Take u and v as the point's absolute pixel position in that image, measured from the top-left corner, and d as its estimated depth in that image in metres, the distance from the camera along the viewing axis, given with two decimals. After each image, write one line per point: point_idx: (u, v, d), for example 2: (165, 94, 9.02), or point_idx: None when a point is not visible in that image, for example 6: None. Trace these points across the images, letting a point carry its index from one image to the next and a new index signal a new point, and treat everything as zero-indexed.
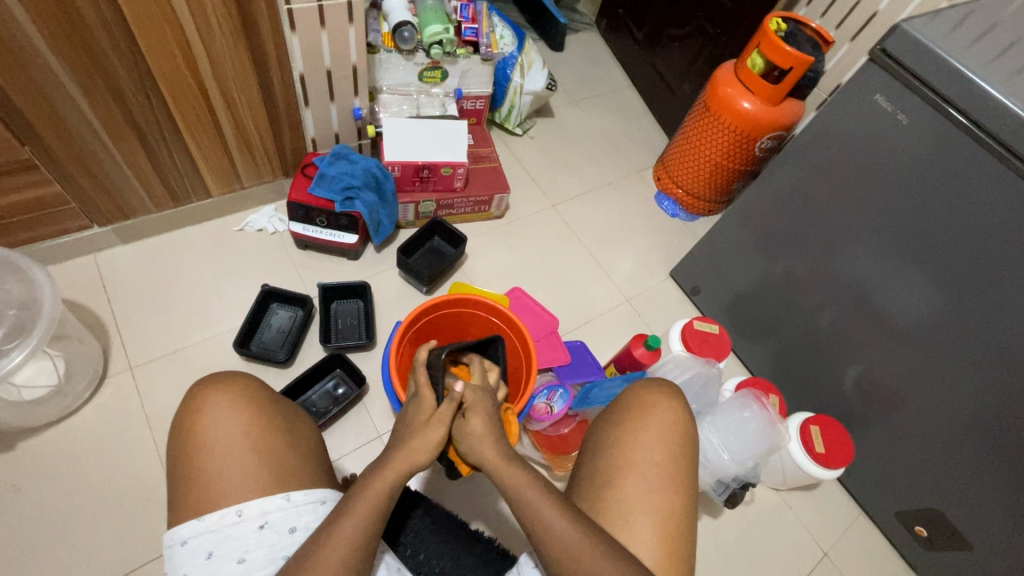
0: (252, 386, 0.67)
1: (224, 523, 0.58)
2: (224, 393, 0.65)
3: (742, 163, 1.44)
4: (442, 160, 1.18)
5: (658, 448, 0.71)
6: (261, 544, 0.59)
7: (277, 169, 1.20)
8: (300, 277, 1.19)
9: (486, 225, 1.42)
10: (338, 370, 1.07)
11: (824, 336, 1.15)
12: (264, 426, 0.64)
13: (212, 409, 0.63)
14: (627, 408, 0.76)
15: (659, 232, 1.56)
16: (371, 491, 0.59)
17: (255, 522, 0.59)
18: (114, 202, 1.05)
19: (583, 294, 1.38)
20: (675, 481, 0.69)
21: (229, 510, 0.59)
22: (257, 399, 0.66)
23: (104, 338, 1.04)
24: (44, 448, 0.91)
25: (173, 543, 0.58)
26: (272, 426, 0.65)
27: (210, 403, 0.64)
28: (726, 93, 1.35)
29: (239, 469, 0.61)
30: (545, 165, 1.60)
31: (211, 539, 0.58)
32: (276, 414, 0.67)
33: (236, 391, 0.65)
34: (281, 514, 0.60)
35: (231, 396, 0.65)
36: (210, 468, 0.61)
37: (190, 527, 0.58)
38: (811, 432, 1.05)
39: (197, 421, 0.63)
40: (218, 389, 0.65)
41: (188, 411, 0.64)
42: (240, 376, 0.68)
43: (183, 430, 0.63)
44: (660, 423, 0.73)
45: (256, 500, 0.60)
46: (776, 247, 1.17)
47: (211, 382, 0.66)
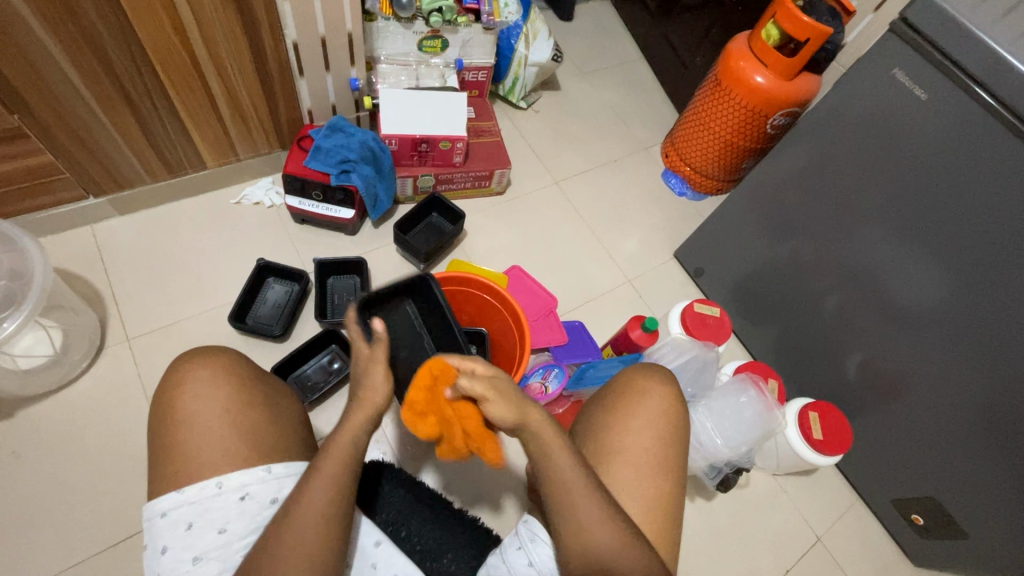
0: (235, 360, 0.67)
1: (203, 495, 0.59)
2: (206, 366, 0.65)
3: (753, 141, 1.39)
4: (440, 134, 1.15)
5: (647, 434, 0.70)
6: (242, 515, 0.60)
7: (274, 141, 1.19)
8: (297, 251, 1.18)
9: (487, 201, 1.40)
10: (333, 345, 1.07)
11: (830, 320, 1.13)
12: (246, 401, 0.64)
13: (194, 382, 0.63)
14: (619, 392, 0.74)
15: (665, 211, 1.52)
16: (337, 447, 0.58)
17: (235, 493, 0.60)
18: (108, 173, 1.04)
19: (584, 274, 1.36)
20: (664, 468, 0.69)
21: (209, 482, 0.59)
22: (240, 374, 0.66)
23: (102, 309, 1.04)
24: (45, 416, 0.93)
25: (153, 515, 0.58)
26: (253, 402, 0.65)
27: (191, 377, 0.64)
28: (739, 67, 1.29)
29: (221, 443, 0.61)
30: (549, 140, 1.56)
31: (191, 511, 0.58)
32: (259, 389, 0.67)
33: (218, 365, 0.65)
34: (262, 486, 0.61)
35: (212, 370, 0.65)
36: (191, 442, 0.61)
37: (170, 499, 0.58)
38: (809, 417, 1.04)
39: (178, 393, 0.63)
40: (199, 363, 0.65)
41: (169, 386, 0.64)
42: (223, 350, 0.68)
43: (164, 404, 0.63)
44: (651, 408, 0.72)
45: (237, 471, 0.60)
46: (783, 228, 1.14)
47: (193, 356, 0.66)
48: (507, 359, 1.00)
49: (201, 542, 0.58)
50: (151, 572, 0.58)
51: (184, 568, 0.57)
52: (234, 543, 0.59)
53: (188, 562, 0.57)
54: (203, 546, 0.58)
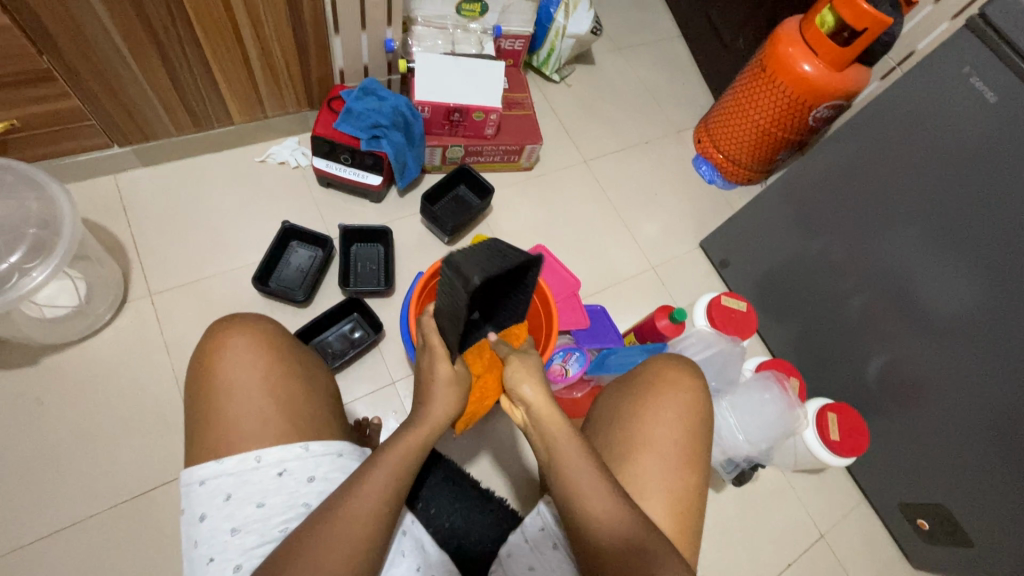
0: (272, 332, 0.68)
1: (243, 467, 0.60)
2: (243, 335, 0.66)
3: (792, 132, 1.35)
4: (474, 104, 1.11)
5: (676, 427, 0.72)
6: (280, 490, 0.60)
7: (303, 102, 1.15)
8: (322, 216, 1.16)
9: (515, 176, 1.36)
10: (355, 314, 1.07)
11: (856, 321, 1.12)
12: (280, 372, 0.65)
13: (232, 350, 0.64)
14: (645, 386, 0.76)
15: (693, 198, 1.49)
16: (392, 460, 0.61)
17: (273, 468, 0.60)
18: (136, 124, 1.02)
19: (608, 257, 1.34)
20: (690, 461, 0.71)
21: (248, 455, 0.60)
22: (277, 346, 0.67)
23: (125, 261, 1.03)
24: (67, 366, 0.93)
25: (191, 481, 0.59)
26: (288, 374, 0.66)
27: (229, 345, 0.65)
28: (786, 53, 1.24)
29: (259, 415, 0.62)
30: (581, 117, 1.52)
31: (230, 482, 0.59)
32: (295, 364, 0.68)
33: (256, 335, 0.66)
34: (300, 463, 0.62)
35: (250, 340, 0.66)
36: (232, 410, 0.61)
37: (209, 468, 0.59)
38: (828, 418, 1.03)
39: (216, 360, 0.64)
40: (238, 333, 0.66)
41: (207, 351, 0.65)
42: (261, 320, 0.69)
43: (201, 371, 0.64)
44: (680, 402, 0.74)
45: (275, 447, 0.61)
46: (817, 225, 1.12)
47: (232, 324, 0.67)
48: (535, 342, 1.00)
49: (238, 514, 0.59)
50: (188, 538, 0.59)
51: (222, 538, 0.58)
52: (272, 518, 0.59)
53: (225, 533, 0.58)
54: (240, 518, 0.58)
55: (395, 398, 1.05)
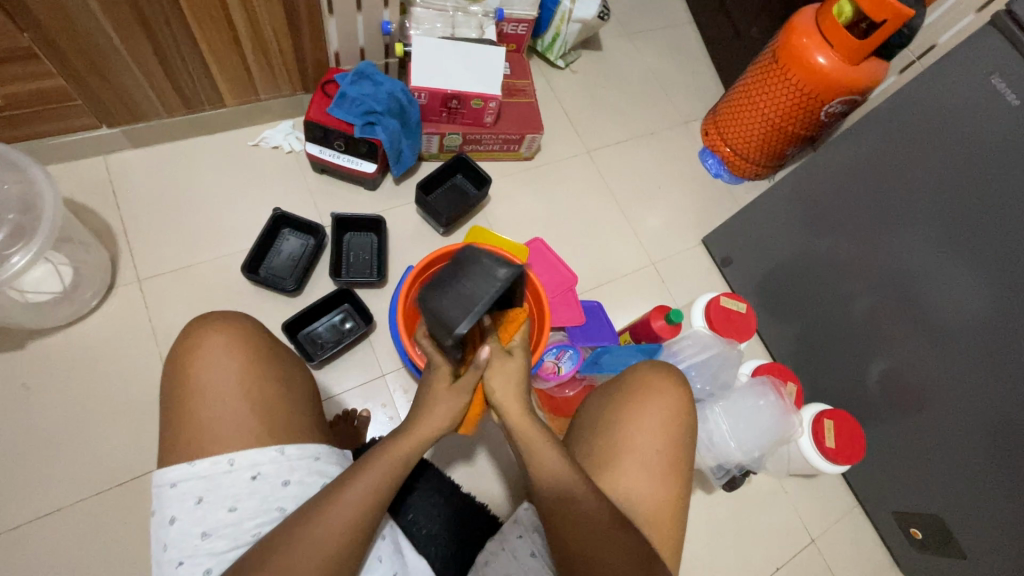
0: (249, 331, 0.68)
1: (215, 470, 0.60)
2: (220, 335, 0.66)
3: (802, 126, 1.31)
4: (473, 91, 1.08)
5: (660, 436, 0.71)
6: (253, 494, 0.60)
7: (298, 85, 1.12)
8: (315, 203, 1.14)
9: (515, 165, 1.33)
10: (345, 304, 1.05)
11: (858, 326, 1.09)
12: (257, 373, 0.65)
13: (206, 351, 0.64)
14: (629, 392, 0.75)
15: (697, 192, 1.45)
16: (367, 478, 0.59)
17: (247, 472, 0.60)
18: (124, 104, 0.99)
19: (607, 252, 1.31)
20: (674, 470, 0.70)
21: (221, 458, 0.60)
22: (255, 346, 0.67)
23: (113, 245, 1.01)
24: (53, 352, 0.92)
25: (163, 484, 0.59)
26: (266, 376, 0.66)
27: (205, 344, 0.65)
28: (800, 44, 1.19)
29: (233, 416, 0.62)
30: (585, 105, 1.47)
31: (202, 485, 0.59)
32: (273, 365, 0.68)
33: (234, 335, 0.66)
34: (274, 467, 0.62)
35: (226, 339, 0.65)
36: (206, 412, 0.62)
37: (180, 470, 0.59)
38: (825, 426, 1.02)
39: (191, 360, 0.64)
40: (214, 331, 0.66)
41: (183, 350, 0.65)
42: (239, 319, 0.69)
43: (177, 370, 0.64)
44: (664, 411, 0.72)
45: (249, 450, 0.61)
46: (822, 224, 1.09)
47: (209, 322, 0.67)
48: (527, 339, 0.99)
49: (210, 517, 0.59)
50: (158, 541, 0.59)
51: (193, 541, 0.58)
52: (244, 522, 0.59)
53: (196, 537, 0.58)
54: (212, 522, 0.59)
55: (384, 391, 1.04)
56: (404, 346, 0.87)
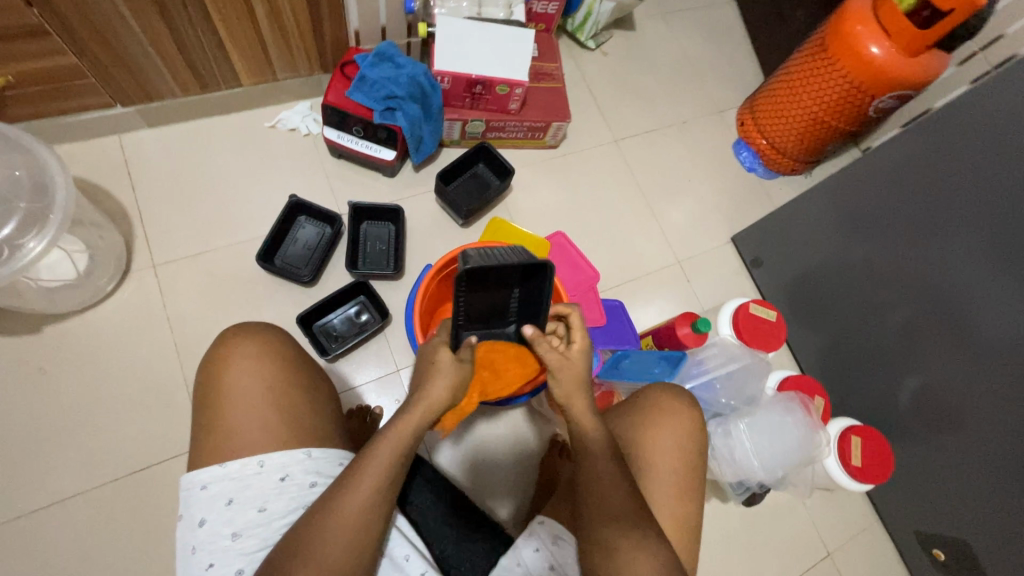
0: (280, 341, 0.68)
1: (245, 471, 0.59)
2: (252, 344, 0.65)
3: (847, 121, 1.23)
4: (499, 76, 1.02)
5: (675, 453, 0.70)
6: (282, 495, 0.60)
7: (316, 65, 1.07)
8: (332, 190, 1.11)
9: (539, 154, 1.27)
10: (361, 297, 1.03)
11: (891, 338, 1.04)
12: (287, 381, 0.65)
13: (240, 358, 0.64)
14: (645, 409, 0.74)
15: (728, 186, 1.39)
16: (374, 464, 0.59)
17: (276, 473, 0.60)
18: (138, 82, 0.95)
19: (632, 248, 1.26)
20: (686, 489, 0.69)
21: (251, 460, 0.59)
22: (285, 354, 0.67)
23: (128, 228, 0.99)
24: (69, 336, 0.91)
25: (192, 486, 0.59)
26: (295, 384, 0.65)
27: (237, 351, 0.64)
28: (854, 31, 1.10)
29: (258, 423, 0.61)
30: (615, 90, 1.40)
31: (232, 486, 0.58)
32: (302, 374, 0.67)
33: (265, 344, 0.66)
34: (302, 468, 0.61)
35: (258, 347, 0.65)
36: (228, 417, 0.61)
37: (211, 472, 0.59)
38: (850, 442, 0.98)
39: (223, 368, 0.63)
40: (247, 340, 0.66)
41: (216, 359, 0.64)
42: (269, 330, 0.69)
43: (210, 378, 0.63)
44: (679, 428, 0.72)
45: (279, 451, 0.60)
46: (863, 228, 1.04)
47: (242, 333, 0.67)
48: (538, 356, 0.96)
49: (240, 519, 0.58)
50: (185, 544, 0.58)
51: (223, 543, 0.57)
52: (274, 522, 0.58)
53: (226, 538, 0.57)
54: (242, 523, 0.58)
55: (398, 387, 1.02)
56: (418, 345, 0.86)
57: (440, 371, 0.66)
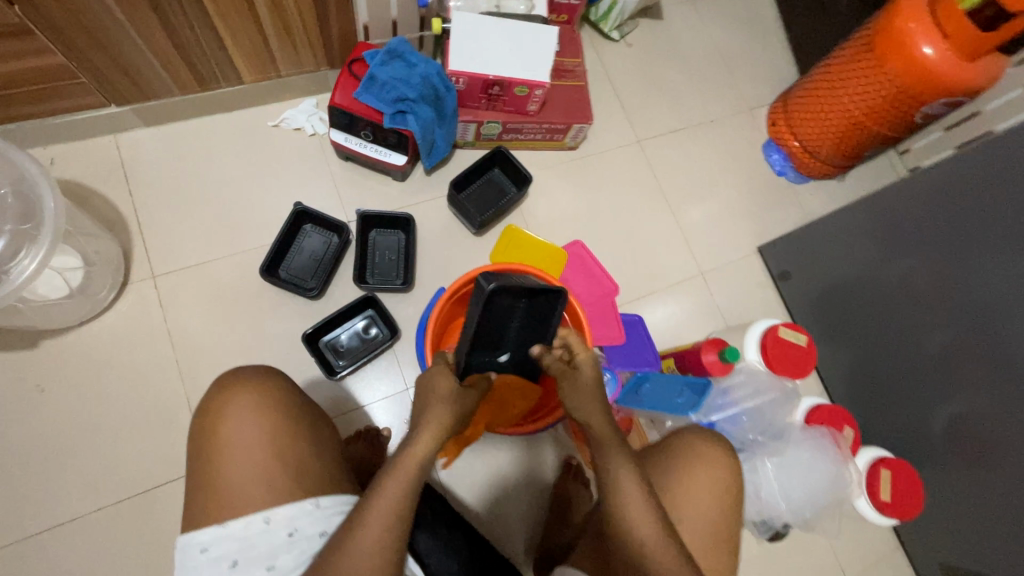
0: (273, 382, 0.66)
1: (250, 530, 0.58)
2: (246, 392, 0.63)
3: (890, 127, 1.14)
4: (518, 77, 0.94)
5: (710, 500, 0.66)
6: (290, 550, 0.58)
7: (322, 60, 1.00)
8: (339, 195, 1.05)
9: (557, 156, 1.20)
10: (369, 311, 0.99)
11: (924, 363, 0.99)
12: (286, 429, 0.63)
13: (235, 410, 0.62)
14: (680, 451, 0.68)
15: (756, 192, 1.31)
16: (385, 498, 0.57)
17: (283, 529, 0.58)
18: (131, 81, 0.89)
19: (653, 258, 1.20)
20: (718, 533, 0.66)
21: (255, 518, 0.58)
22: (281, 399, 0.65)
23: (125, 236, 0.95)
24: (66, 352, 0.88)
25: (195, 549, 0.57)
26: (295, 429, 0.63)
27: (234, 405, 0.62)
28: (905, 29, 1.01)
29: (261, 476, 0.60)
30: (639, 86, 1.31)
31: (237, 546, 0.57)
32: (300, 417, 0.65)
33: (260, 391, 0.64)
34: (311, 520, 0.59)
35: (253, 396, 0.63)
36: (233, 472, 0.59)
37: (214, 534, 0.57)
38: (881, 476, 0.93)
39: (219, 422, 0.61)
40: (240, 388, 0.63)
41: (209, 414, 0.62)
42: (261, 372, 0.66)
43: (205, 434, 0.61)
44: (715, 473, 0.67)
45: (284, 506, 0.59)
46: (902, 244, 0.98)
47: (230, 380, 0.64)
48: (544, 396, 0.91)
49: None
50: None
51: None
52: None
53: None
54: None
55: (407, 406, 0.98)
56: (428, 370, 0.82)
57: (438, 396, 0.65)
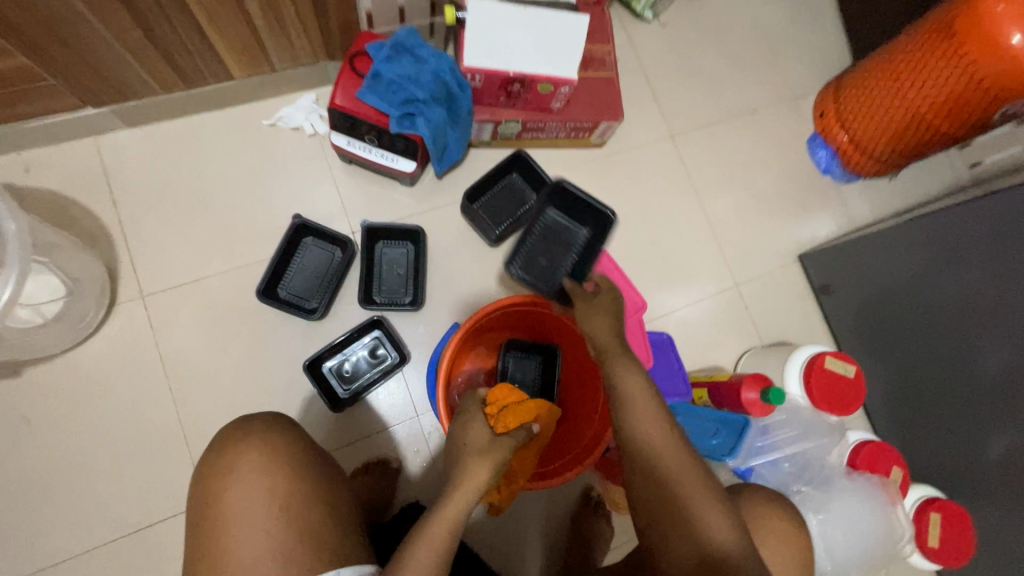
0: (279, 436, 0.56)
1: None
2: (253, 452, 0.54)
3: (962, 128, 1.00)
4: (542, 74, 0.83)
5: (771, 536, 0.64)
6: None
7: (320, 52, 0.89)
8: (342, 203, 0.96)
9: (580, 155, 1.09)
10: (374, 335, 0.91)
11: (974, 396, 0.87)
12: (298, 494, 0.54)
13: (240, 475, 0.53)
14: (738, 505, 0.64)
15: (799, 193, 1.19)
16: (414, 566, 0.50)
17: None
18: (106, 80, 0.79)
19: (683, 269, 1.10)
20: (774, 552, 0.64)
21: None
22: (291, 456, 0.55)
23: (110, 251, 0.87)
24: (53, 380, 0.82)
25: None
26: (309, 493, 0.54)
27: (240, 467, 0.53)
28: (992, 13, 0.87)
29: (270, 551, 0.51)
30: (673, 73, 1.18)
31: None
32: (313, 475, 0.56)
33: (266, 449, 0.55)
34: None
35: (259, 456, 0.54)
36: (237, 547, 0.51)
37: None
38: (929, 519, 0.86)
39: (223, 488, 0.53)
40: (245, 447, 0.54)
41: (212, 477, 0.53)
42: (266, 426, 0.57)
43: (208, 502, 0.53)
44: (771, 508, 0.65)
45: None
46: (962, 259, 0.86)
47: (236, 437, 0.55)
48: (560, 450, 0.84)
49: None
50: None
51: None
52: None
53: None
54: None
55: (416, 434, 0.91)
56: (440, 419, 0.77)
57: (472, 453, 0.60)
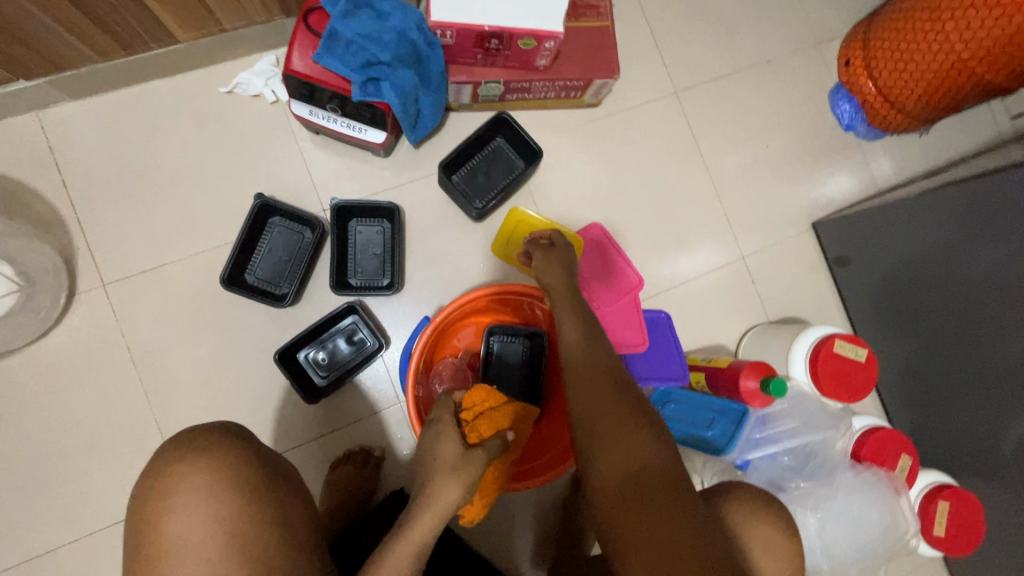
0: (220, 452, 0.50)
1: None
2: (188, 475, 0.48)
3: (1005, 74, 0.88)
4: (522, 28, 0.72)
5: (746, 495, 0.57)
6: None
7: (274, 8, 0.79)
8: (311, 178, 0.88)
9: (573, 117, 0.99)
10: (351, 320, 0.85)
11: (994, 379, 0.80)
12: (242, 518, 0.48)
13: (177, 500, 0.47)
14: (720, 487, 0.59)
15: (816, 153, 1.08)
16: None
17: None
18: (36, 51, 0.71)
19: (684, 240, 1.02)
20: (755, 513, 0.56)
21: None
22: (234, 475, 0.49)
23: (66, 238, 0.82)
24: (20, 375, 0.79)
25: None
26: (255, 517, 0.49)
27: (177, 492, 0.48)
28: None
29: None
30: (679, 18, 1.05)
31: None
32: (261, 495, 0.50)
33: (205, 470, 0.49)
34: None
35: (196, 479, 0.48)
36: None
37: None
38: (937, 508, 0.82)
39: (159, 515, 0.48)
40: (181, 468, 0.48)
41: (147, 503, 0.48)
42: (207, 439, 0.51)
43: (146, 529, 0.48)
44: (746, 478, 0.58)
45: None
46: (992, 231, 0.77)
47: (171, 455, 0.49)
48: (546, 445, 0.83)
49: None
50: None
51: None
52: None
53: None
54: None
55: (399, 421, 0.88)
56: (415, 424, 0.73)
57: (440, 467, 0.55)
